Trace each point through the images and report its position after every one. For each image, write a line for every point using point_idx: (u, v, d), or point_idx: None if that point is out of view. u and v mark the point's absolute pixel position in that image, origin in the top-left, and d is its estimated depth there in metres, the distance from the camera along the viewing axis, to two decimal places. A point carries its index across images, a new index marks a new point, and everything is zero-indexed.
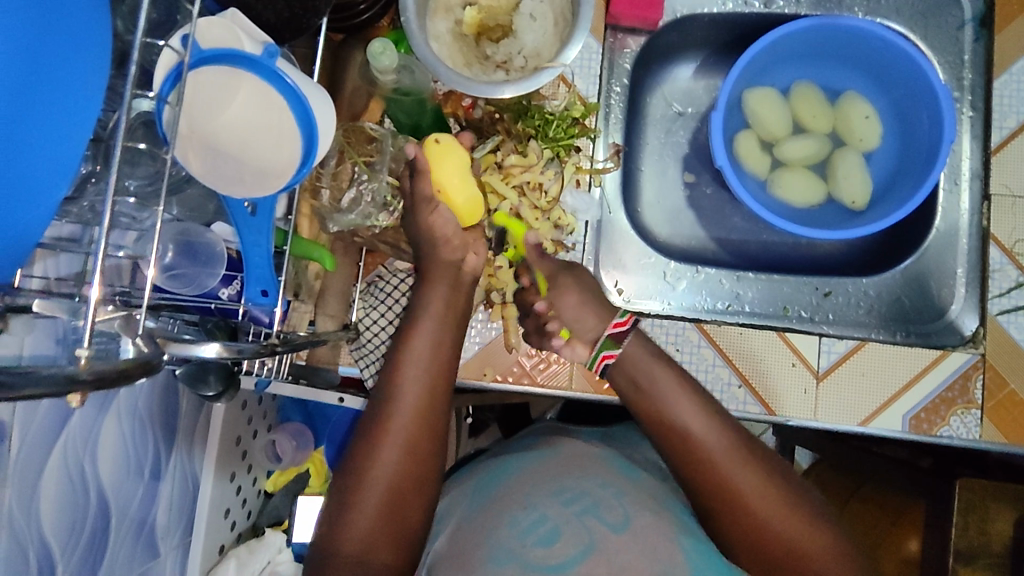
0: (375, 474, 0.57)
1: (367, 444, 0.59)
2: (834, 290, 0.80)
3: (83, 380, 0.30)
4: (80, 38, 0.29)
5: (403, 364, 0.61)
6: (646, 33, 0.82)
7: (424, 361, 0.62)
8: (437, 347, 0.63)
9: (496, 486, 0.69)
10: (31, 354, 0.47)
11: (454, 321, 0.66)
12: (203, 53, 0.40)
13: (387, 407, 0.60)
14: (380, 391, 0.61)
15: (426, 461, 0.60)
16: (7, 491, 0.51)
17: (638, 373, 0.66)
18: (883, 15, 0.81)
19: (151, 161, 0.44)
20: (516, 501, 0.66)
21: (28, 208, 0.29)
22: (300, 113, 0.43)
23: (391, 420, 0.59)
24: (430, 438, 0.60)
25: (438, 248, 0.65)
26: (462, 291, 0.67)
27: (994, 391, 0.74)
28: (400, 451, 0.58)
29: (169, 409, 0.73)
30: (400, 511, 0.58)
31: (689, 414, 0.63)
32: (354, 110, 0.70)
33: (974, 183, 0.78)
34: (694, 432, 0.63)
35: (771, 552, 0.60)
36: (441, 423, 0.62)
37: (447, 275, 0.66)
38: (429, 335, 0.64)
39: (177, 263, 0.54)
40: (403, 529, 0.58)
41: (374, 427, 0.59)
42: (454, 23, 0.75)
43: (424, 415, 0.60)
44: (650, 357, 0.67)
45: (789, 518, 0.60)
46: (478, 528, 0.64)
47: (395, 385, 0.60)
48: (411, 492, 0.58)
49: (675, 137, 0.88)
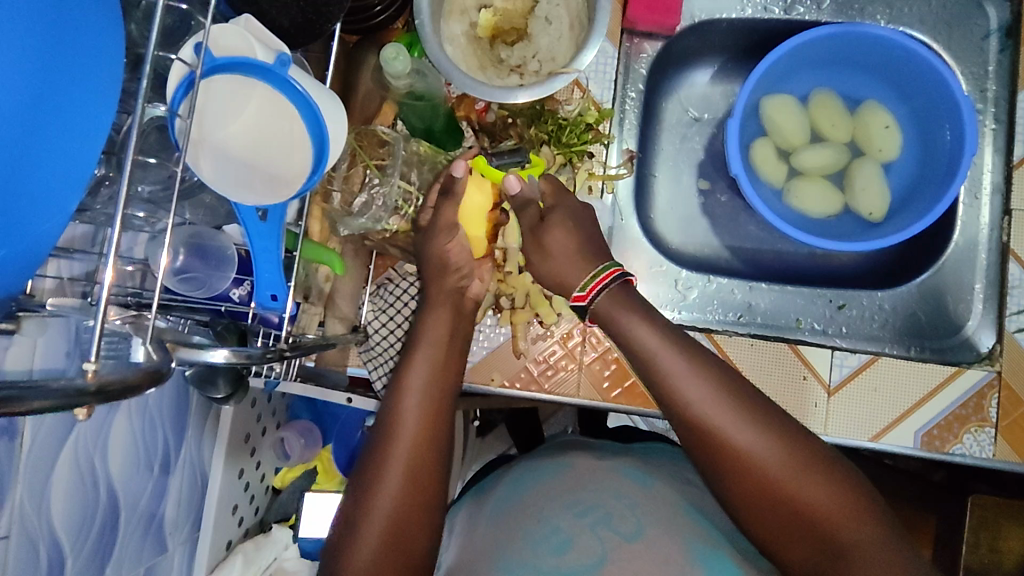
0: (378, 506, 0.57)
1: (369, 476, 0.58)
2: (848, 303, 0.79)
3: (90, 394, 0.30)
4: (94, 47, 0.30)
5: (403, 393, 0.61)
6: (663, 38, 0.81)
7: (425, 382, 0.62)
8: (438, 375, 0.63)
9: (514, 499, 0.71)
10: (42, 367, 0.48)
11: (456, 348, 0.66)
12: (215, 61, 0.40)
13: (390, 427, 0.59)
14: (381, 421, 0.61)
15: (430, 484, 0.59)
16: (18, 488, 0.52)
17: (630, 330, 0.63)
18: (905, 24, 0.80)
19: (163, 166, 0.45)
20: (529, 516, 0.67)
21: (45, 216, 0.29)
22: (311, 121, 0.43)
23: (395, 442, 0.59)
24: (433, 467, 0.60)
25: (447, 272, 0.68)
26: (465, 320, 0.69)
27: (1009, 410, 0.73)
28: (402, 483, 0.58)
29: (179, 406, 0.74)
30: (403, 545, 0.57)
31: (686, 376, 0.60)
32: (366, 113, 0.70)
33: (995, 198, 0.77)
34: (684, 387, 0.60)
35: (776, 509, 0.57)
36: (444, 452, 0.61)
37: (449, 305, 0.67)
38: (430, 357, 0.64)
39: (188, 264, 0.54)
40: (410, 555, 0.57)
41: (376, 457, 0.59)
42: (469, 26, 0.75)
43: (427, 436, 0.60)
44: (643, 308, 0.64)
45: (796, 474, 0.57)
46: (492, 540, 0.66)
47: (396, 414, 0.60)
48: (414, 525, 0.58)
49: (690, 143, 0.87)
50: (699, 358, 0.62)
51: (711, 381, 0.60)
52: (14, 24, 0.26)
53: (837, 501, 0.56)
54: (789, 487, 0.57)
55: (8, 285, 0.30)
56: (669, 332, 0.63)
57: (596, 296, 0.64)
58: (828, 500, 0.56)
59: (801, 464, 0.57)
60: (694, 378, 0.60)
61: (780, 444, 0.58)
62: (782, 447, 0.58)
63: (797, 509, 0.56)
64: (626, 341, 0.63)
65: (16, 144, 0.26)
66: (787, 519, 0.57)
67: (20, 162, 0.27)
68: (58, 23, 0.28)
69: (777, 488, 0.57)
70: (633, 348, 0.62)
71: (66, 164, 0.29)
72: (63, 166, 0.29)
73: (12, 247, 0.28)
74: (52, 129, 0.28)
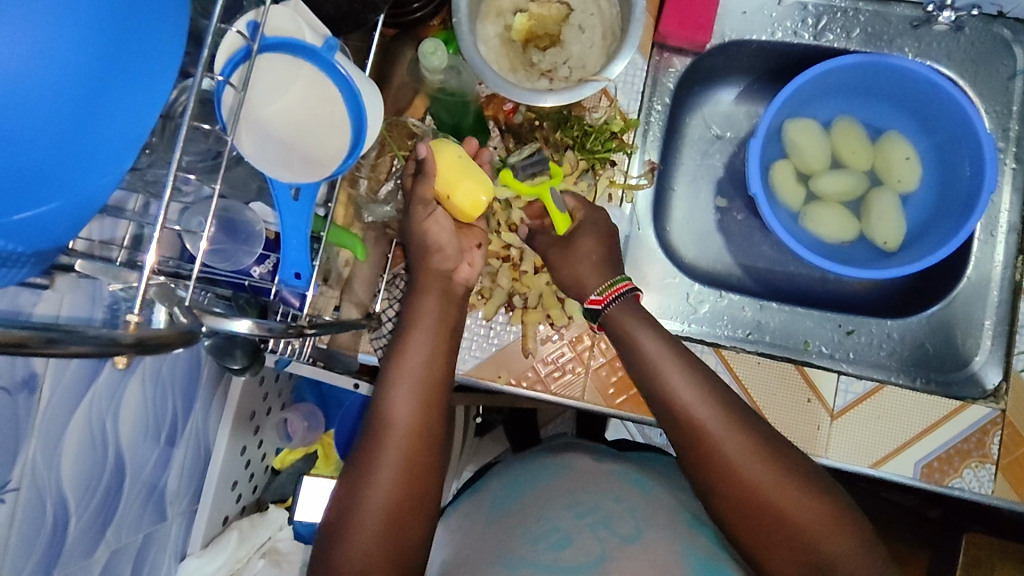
0: (375, 492, 0.59)
1: (365, 462, 0.60)
2: (857, 329, 0.79)
3: (126, 343, 0.31)
4: (162, 11, 0.31)
5: (398, 379, 0.62)
6: (692, 55, 0.82)
7: (417, 372, 0.63)
8: (432, 363, 0.64)
9: (514, 500, 0.72)
10: (68, 315, 0.49)
11: (446, 338, 0.67)
12: (267, 42, 0.42)
13: (381, 418, 0.61)
14: (376, 405, 0.62)
15: (423, 477, 0.61)
16: (32, 441, 0.53)
17: (642, 350, 0.65)
18: (932, 58, 0.81)
19: (205, 139, 0.46)
20: (530, 516, 0.68)
21: (98, 175, 0.30)
22: (351, 105, 0.44)
23: (388, 433, 0.61)
24: (430, 456, 0.62)
25: (432, 256, 0.67)
26: (454, 303, 0.68)
27: (1010, 448, 0.73)
28: (399, 471, 0.60)
29: (190, 378, 0.75)
30: (400, 531, 0.59)
31: (684, 388, 0.63)
32: (398, 105, 0.71)
33: (1011, 236, 0.78)
34: (681, 397, 0.62)
35: (781, 535, 0.58)
36: (438, 441, 0.63)
37: (437, 286, 0.68)
38: (423, 346, 0.65)
39: (217, 239, 0.55)
40: (404, 546, 0.59)
41: (372, 441, 0.61)
42: (503, 28, 0.76)
43: (419, 429, 0.61)
44: (632, 313, 0.67)
45: (783, 488, 0.59)
46: (491, 542, 0.66)
47: (393, 400, 0.62)
48: (410, 510, 0.60)
49: (710, 159, 0.88)
50: (690, 364, 0.65)
51: (703, 392, 0.63)
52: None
53: (818, 511, 0.59)
54: (775, 496, 0.59)
55: (58, 236, 0.31)
56: (681, 356, 0.65)
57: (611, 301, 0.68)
58: (813, 512, 0.58)
59: (786, 475, 0.60)
60: (690, 386, 0.63)
61: (764, 453, 0.60)
62: (766, 456, 0.60)
63: (783, 518, 0.58)
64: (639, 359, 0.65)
65: (68, 105, 0.27)
66: (770, 531, 0.59)
67: (72, 122, 0.28)
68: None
69: (766, 499, 0.59)
70: (640, 359, 0.65)
71: (117, 128, 0.30)
72: (120, 123, 0.30)
73: (68, 199, 0.29)
74: (119, 85, 0.29)
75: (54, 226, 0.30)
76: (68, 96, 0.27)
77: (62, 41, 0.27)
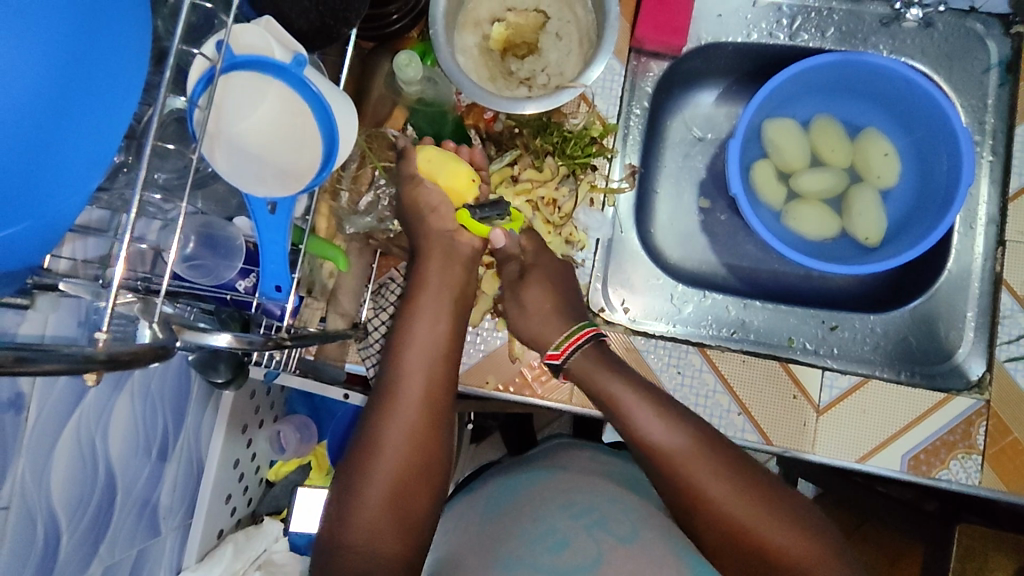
0: (381, 460, 0.59)
1: (371, 432, 0.61)
2: (840, 325, 0.80)
3: (99, 361, 0.32)
4: (124, 35, 0.32)
5: (404, 355, 0.63)
6: (669, 59, 0.83)
7: (424, 343, 0.64)
8: (439, 339, 0.65)
9: (508, 500, 0.72)
10: (53, 335, 0.50)
11: (454, 310, 0.67)
12: (234, 59, 0.42)
13: (389, 389, 0.62)
14: (384, 375, 0.63)
15: (431, 446, 0.61)
16: (20, 460, 0.54)
17: (608, 390, 0.67)
18: (907, 55, 0.82)
19: (180, 156, 0.47)
20: (526, 516, 0.68)
21: (62, 197, 0.31)
22: (323, 119, 0.45)
23: (394, 402, 0.61)
24: (437, 429, 0.62)
25: (432, 220, 0.66)
26: (457, 264, 0.67)
27: (997, 438, 0.73)
28: (405, 438, 0.60)
29: (180, 393, 0.76)
30: (407, 500, 0.59)
31: (652, 421, 0.64)
32: (377, 117, 0.73)
33: (990, 228, 0.78)
34: (650, 434, 0.63)
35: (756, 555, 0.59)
36: (445, 416, 0.64)
37: (439, 250, 0.66)
38: (430, 319, 0.65)
39: (197, 254, 0.56)
40: (410, 516, 0.59)
41: (377, 412, 0.61)
42: (481, 38, 0.77)
43: (426, 398, 0.62)
44: (593, 361, 0.69)
45: (752, 508, 0.60)
46: (485, 540, 0.66)
47: (400, 374, 0.62)
48: (416, 478, 0.60)
49: (692, 161, 0.89)
50: (659, 399, 0.66)
51: (671, 426, 0.64)
52: (29, 13, 0.27)
53: (792, 530, 0.59)
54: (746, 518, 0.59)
55: (27, 256, 0.32)
56: (646, 389, 0.67)
57: (570, 354, 0.69)
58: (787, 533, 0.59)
59: (756, 495, 0.61)
60: (657, 420, 0.64)
61: (732, 477, 0.61)
62: (734, 479, 0.61)
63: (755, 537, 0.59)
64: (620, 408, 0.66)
65: (29, 126, 0.28)
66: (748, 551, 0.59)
67: (35, 146, 0.28)
68: (77, 12, 0.29)
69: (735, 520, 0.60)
70: (605, 397, 0.67)
71: (80, 150, 0.31)
72: (82, 146, 0.31)
73: (35, 220, 0.30)
74: (82, 107, 0.30)
75: (21, 247, 0.31)
76: (31, 121, 0.28)
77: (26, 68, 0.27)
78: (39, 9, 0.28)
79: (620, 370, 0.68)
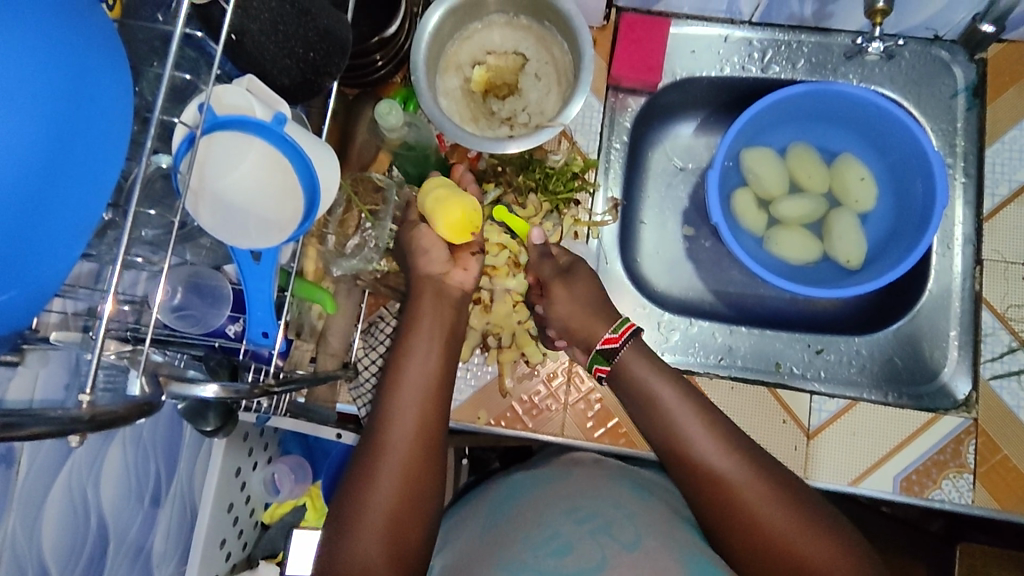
0: (375, 495, 0.59)
1: (367, 466, 0.61)
2: (825, 348, 0.81)
3: (83, 422, 0.33)
4: (105, 107, 0.33)
5: (398, 391, 0.64)
6: (646, 94, 0.85)
7: (416, 377, 0.65)
8: (433, 375, 0.65)
9: (508, 510, 0.71)
10: (42, 397, 0.51)
11: (445, 345, 0.68)
12: (217, 120, 0.44)
13: (382, 424, 0.62)
14: (379, 409, 0.64)
15: (424, 480, 0.61)
16: (11, 515, 0.54)
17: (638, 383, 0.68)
18: (876, 83, 0.84)
19: (165, 214, 0.48)
20: (529, 521, 0.67)
21: (41, 267, 0.32)
22: (304, 173, 0.47)
23: (388, 437, 0.62)
24: (430, 462, 0.62)
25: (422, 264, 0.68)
26: (447, 303, 0.69)
27: (986, 456, 0.74)
28: (398, 474, 0.60)
29: (173, 439, 0.76)
30: (402, 532, 0.59)
31: (678, 410, 0.66)
32: (363, 161, 0.74)
33: (967, 248, 0.80)
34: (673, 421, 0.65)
35: (766, 547, 0.59)
36: (438, 450, 0.64)
37: (429, 290, 0.69)
38: (422, 352, 0.66)
39: (185, 301, 0.57)
40: (405, 549, 0.59)
41: (373, 447, 0.61)
42: (463, 81, 0.80)
43: (419, 433, 0.62)
44: (633, 351, 0.70)
45: (762, 496, 0.61)
46: (485, 552, 0.65)
47: (393, 408, 0.63)
48: (410, 511, 0.60)
49: (675, 191, 0.91)
50: (687, 394, 0.67)
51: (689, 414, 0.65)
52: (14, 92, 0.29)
53: (794, 522, 0.59)
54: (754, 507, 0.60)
55: (14, 321, 0.33)
56: (675, 381, 0.68)
57: (627, 338, 0.70)
58: (793, 528, 0.59)
59: (763, 483, 0.61)
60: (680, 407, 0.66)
61: (741, 462, 0.63)
62: (742, 464, 0.62)
63: (761, 529, 0.59)
64: (648, 403, 0.67)
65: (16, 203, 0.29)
66: (757, 541, 0.60)
67: (20, 220, 0.29)
68: (68, 87, 0.31)
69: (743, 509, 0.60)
70: (636, 391, 0.68)
71: (62, 223, 0.32)
72: (65, 217, 0.32)
73: (19, 289, 0.31)
74: (65, 179, 0.31)
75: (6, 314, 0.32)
76: (12, 200, 0.29)
77: (11, 147, 0.28)
78: (22, 89, 0.29)
79: (654, 363, 0.69)
